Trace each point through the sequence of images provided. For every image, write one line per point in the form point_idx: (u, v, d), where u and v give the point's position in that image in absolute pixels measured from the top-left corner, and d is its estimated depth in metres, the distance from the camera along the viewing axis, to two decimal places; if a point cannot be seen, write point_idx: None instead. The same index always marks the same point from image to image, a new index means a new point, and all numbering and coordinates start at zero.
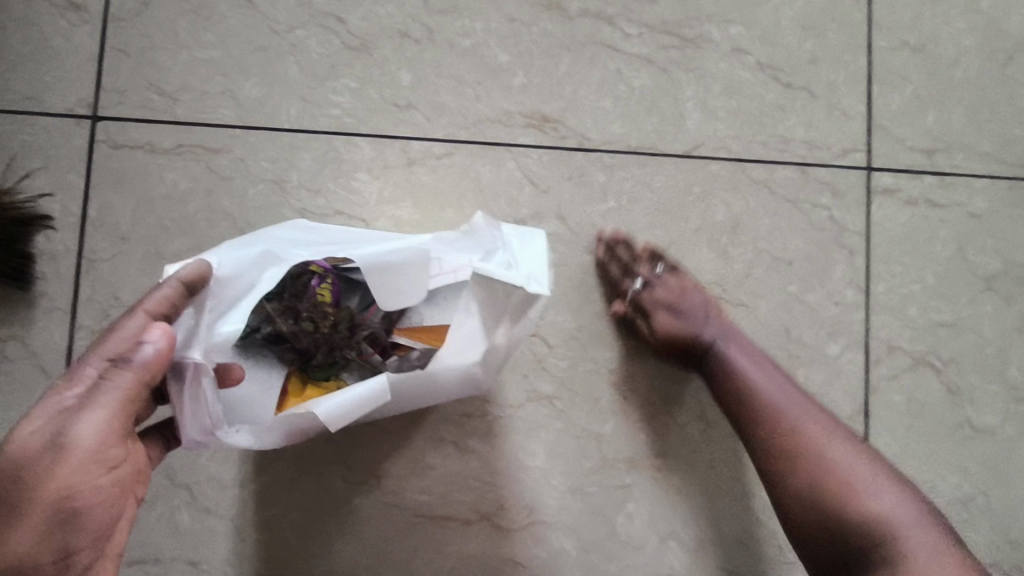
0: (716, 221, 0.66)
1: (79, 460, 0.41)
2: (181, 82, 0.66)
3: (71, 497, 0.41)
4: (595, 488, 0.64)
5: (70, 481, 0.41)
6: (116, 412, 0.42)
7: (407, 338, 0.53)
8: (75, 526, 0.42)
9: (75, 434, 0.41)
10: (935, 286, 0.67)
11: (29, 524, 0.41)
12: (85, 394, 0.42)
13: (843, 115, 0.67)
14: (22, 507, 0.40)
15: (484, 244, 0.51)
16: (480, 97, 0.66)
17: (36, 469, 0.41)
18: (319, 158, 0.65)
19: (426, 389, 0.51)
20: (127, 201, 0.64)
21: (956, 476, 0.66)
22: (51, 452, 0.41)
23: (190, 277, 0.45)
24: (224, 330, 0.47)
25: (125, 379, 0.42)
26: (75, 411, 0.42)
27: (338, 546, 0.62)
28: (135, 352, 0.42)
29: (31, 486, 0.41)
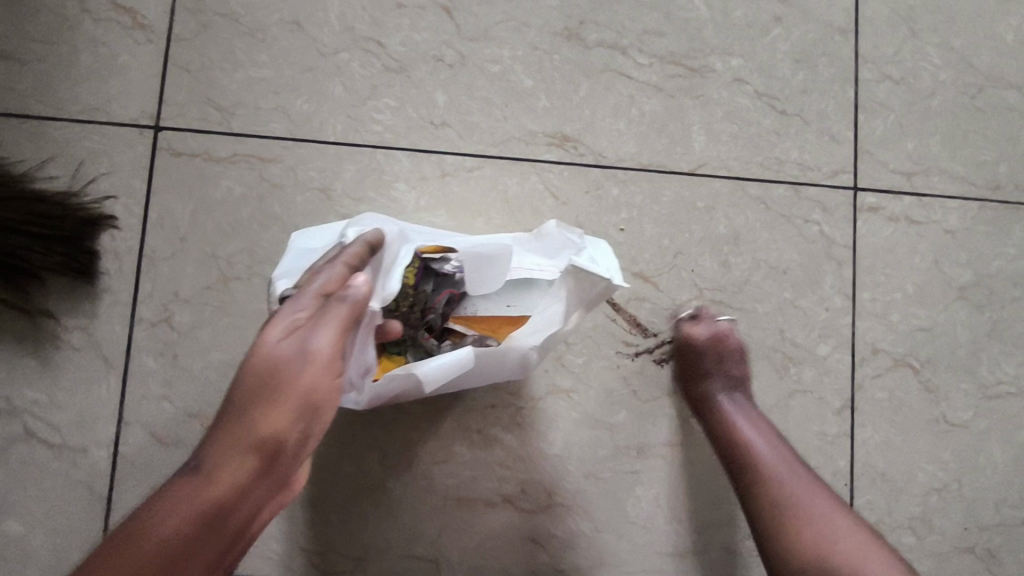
0: (719, 232, 0.73)
1: (319, 368, 0.45)
2: (236, 98, 0.72)
3: (314, 397, 0.45)
4: (608, 473, 0.70)
5: (312, 383, 0.44)
6: (344, 332, 0.45)
7: (462, 327, 0.60)
8: (313, 420, 0.46)
9: (312, 345, 0.44)
10: (914, 295, 0.75)
11: (280, 414, 0.44)
12: (315, 314, 0.46)
13: (832, 140, 0.75)
14: (276, 398, 0.44)
15: (558, 247, 0.57)
16: (507, 117, 0.73)
17: (287, 369, 0.44)
18: (362, 169, 0.72)
19: (489, 366, 0.58)
20: (186, 205, 0.71)
21: (933, 466, 0.73)
22: (296, 358, 0.44)
23: (372, 238, 0.51)
24: (390, 288, 0.52)
25: (344, 308, 0.45)
26: (310, 326, 0.45)
27: (375, 524, 0.68)
28: (349, 289, 0.46)
29: (285, 382, 0.44)
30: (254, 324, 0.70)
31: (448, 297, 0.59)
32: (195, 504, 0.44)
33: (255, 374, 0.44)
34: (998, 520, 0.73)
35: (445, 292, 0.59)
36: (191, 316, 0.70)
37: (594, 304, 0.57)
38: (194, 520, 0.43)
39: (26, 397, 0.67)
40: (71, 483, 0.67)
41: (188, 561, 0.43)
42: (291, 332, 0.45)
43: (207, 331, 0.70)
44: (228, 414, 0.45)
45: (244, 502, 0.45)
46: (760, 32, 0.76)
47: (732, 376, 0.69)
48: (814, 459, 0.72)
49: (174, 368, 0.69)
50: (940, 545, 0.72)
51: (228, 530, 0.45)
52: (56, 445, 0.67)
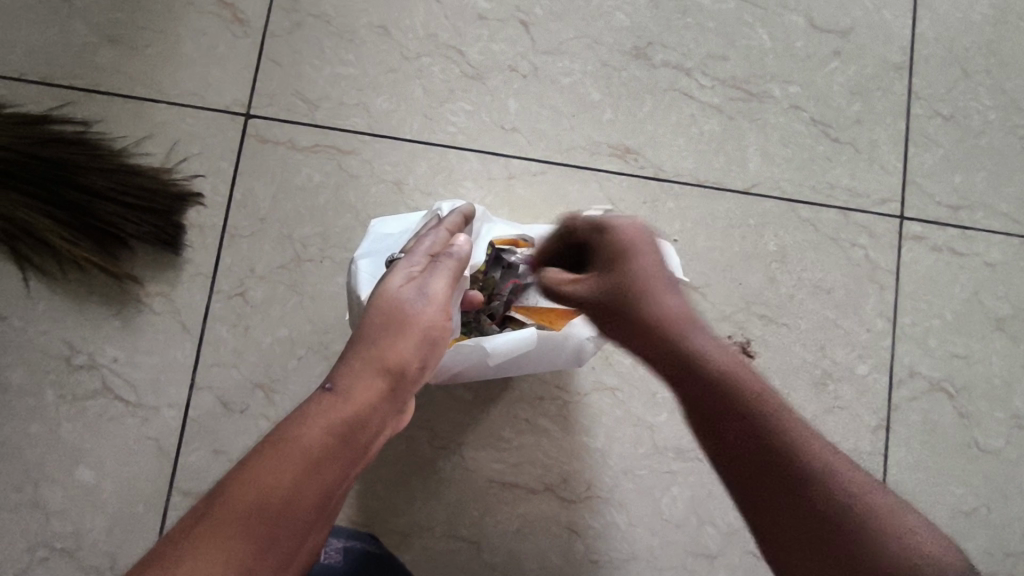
0: (768, 249, 0.77)
1: (439, 305, 0.50)
2: (322, 92, 0.77)
3: (433, 330, 0.49)
4: (646, 470, 0.73)
5: (434, 317, 0.49)
6: (455, 279, 0.51)
7: (522, 316, 0.63)
8: (431, 352, 0.50)
9: (431, 287, 0.50)
10: (953, 322, 0.77)
11: (406, 341, 0.48)
12: (428, 266, 0.51)
13: (881, 169, 0.79)
14: (402, 329, 0.48)
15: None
16: (573, 127, 0.78)
17: (412, 304, 0.49)
18: (434, 166, 0.77)
19: (544, 354, 0.62)
20: (268, 188, 0.76)
21: (963, 490, 0.75)
22: (419, 295, 0.49)
23: (467, 211, 0.58)
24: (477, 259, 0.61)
25: (453, 261, 0.52)
26: (426, 274, 0.51)
27: (420, 501, 0.72)
28: (454, 247, 0.53)
29: (411, 313, 0.49)
30: (322, 303, 0.74)
31: (512, 286, 0.63)
32: (327, 423, 0.45)
33: (383, 308, 0.49)
34: None
35: (511, 282, 0.63)
36: (264, 292, 0.74)
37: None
38: (329, 436, 0.44)
39: (107, 356, 0.72)
40: (142, 439, 0.71)
41: (325, 476, 0.44)
42: (410, 278, 0.51)
43: (278, 306, 0.74)
44: (354, 345, 0.48)
45: (369, 425, 0.47)
46: (819, 63, 0.80)
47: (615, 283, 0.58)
48: None
49: (245, 338, 0.73)
50: None
51: (355, 450, 0.46)
52: (131, 402, 0.72)
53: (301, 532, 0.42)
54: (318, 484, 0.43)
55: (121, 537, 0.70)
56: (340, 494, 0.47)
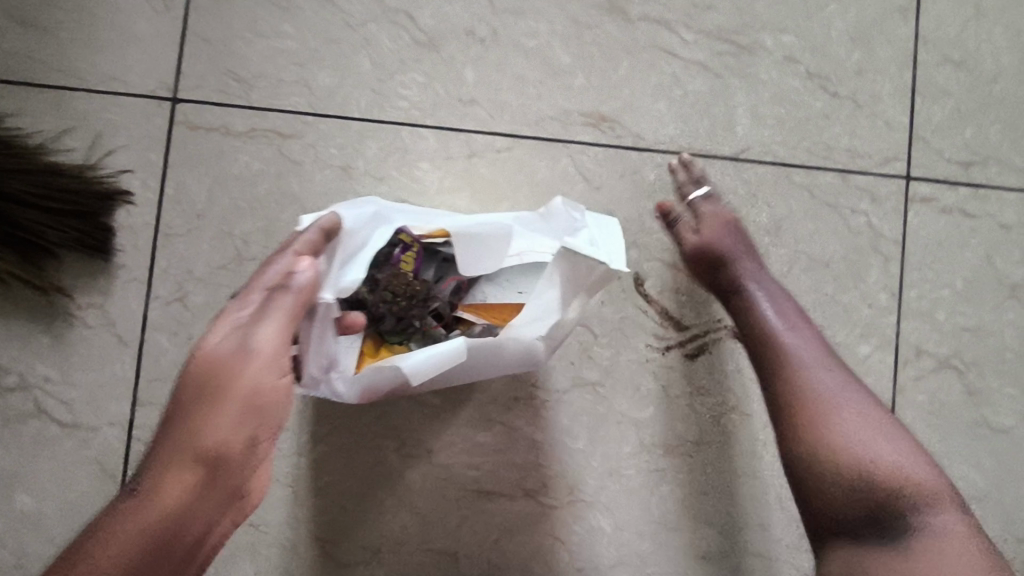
0: (760, 222, 0.69)
1: (262, 361, 0.45)
2: (258, 69, 0.69)
3: (257, 393, 0.45)
4: (633, 470, 0.68)
5: (257, 378, 0.45)
6: (289, 321, 0.46)
7: (470, 315, 0.57)
8: (257, 423, 0.46)
9: (254, 339, 0.46)
10: (964, 293, 0.70)
11: (223, 416, 0.45)
12: (256, 311, 0.46)
13: (885, 125, 0.70)
14: (219, 400, 0.45)
15: (561, 226, 0.55)
16: (540, 95, 0.70)
17: (227, 369, 0.45)
18: (386, 147, 0.69)
19: (485, 361, 0.54)
20: (203, 181, 0.68)
21: (974, 474, 0.69)
22: (238, 353, 0.45)
23: (327, 224, 0.50)
24: (348, 279, 0.51)
25: (289, 296, 0.46)
26: (250, 323, 0.46)
27: (388, 513, 0.66)
28: (294, 277, 0.47)
29: (226, 382, 0.45)
30: None
31: (454, 285, 0.57)
32: (143, 523, 0.43)
33: (195, 379, 0.45)
34: None
35: (450, 279, 0.57)
36: (206, 296, 0.67)
37: (595, 290, 0.54)
38: (144, 538, 0.43)
39: (40, 374, 0.66)
40: (83, 462, 0.66)
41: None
42: (232, 332, 0.46)
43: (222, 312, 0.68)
44: (167, 429, 0.45)
45: (193, 519, 0.44)
46: (815, 8, 0.71)
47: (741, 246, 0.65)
48: None
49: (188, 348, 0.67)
50: None
51: (180, 547, 0.44)
52: (69, 423, 0.66)
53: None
54: None
55: None
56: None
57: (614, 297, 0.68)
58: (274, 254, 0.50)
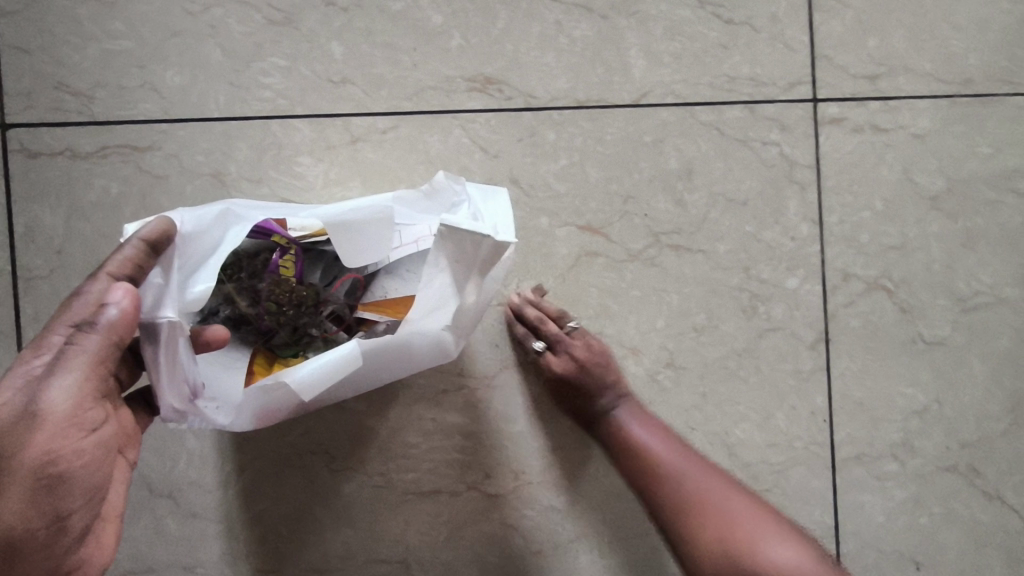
0: (669, 168, 0.66)
1: (51, 429, 0.42)
2: (94, 78, 0.61)
3: (53, 461, 0.42)
4: (576, 444, 0.66)
5: (49, 446, 0.42)
6: (83, 374, 0.42)
7: (372, 313, 0.53)
8: (57, 495, 0.43)
9: (43, 400, 0.41)
10: (884, 211, 0.69)
11: (13, 496, 0.41)
12: (47, 363, 0.42)
13: (785, 47, 0.67)
14: (5, 479, 0.41)
15: (446, 207, 0.52)
16: (417, 64, 0.64)
17: (8, 442, 0.41)
18: (257, 146, 0.62)
19: (390, 362, 0.50)
20: (57, 213, 0.61)
21: (911, 389, 0.69)
22: (26, 418, 0.41)
23: (149, 236, 0.43)
24: (197, 289, 0.45)
25: (98, 337, 0.42)
26: (42, 377, 0.42)
27: (331, 532, 0.63)
28: (100, 315, 0.41)
29: (10, 456, 0.41)
30: None
31: (349, 283, 0.53)
32: None
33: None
34: (981, 435, 0.70)
35: (343, 279, 0.52)
36: None
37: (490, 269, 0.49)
38: None
39: None
40: None
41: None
42: (19, 393, 0.41)
43: None
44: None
45: None
46: None
47: (609, 376, 0.64)
48: (790, 399, 0.68)
49: None
50: (921, 467, 0.69)
51: None
52: None
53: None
54: None
55: None
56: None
57: (529, 270, 0.65)
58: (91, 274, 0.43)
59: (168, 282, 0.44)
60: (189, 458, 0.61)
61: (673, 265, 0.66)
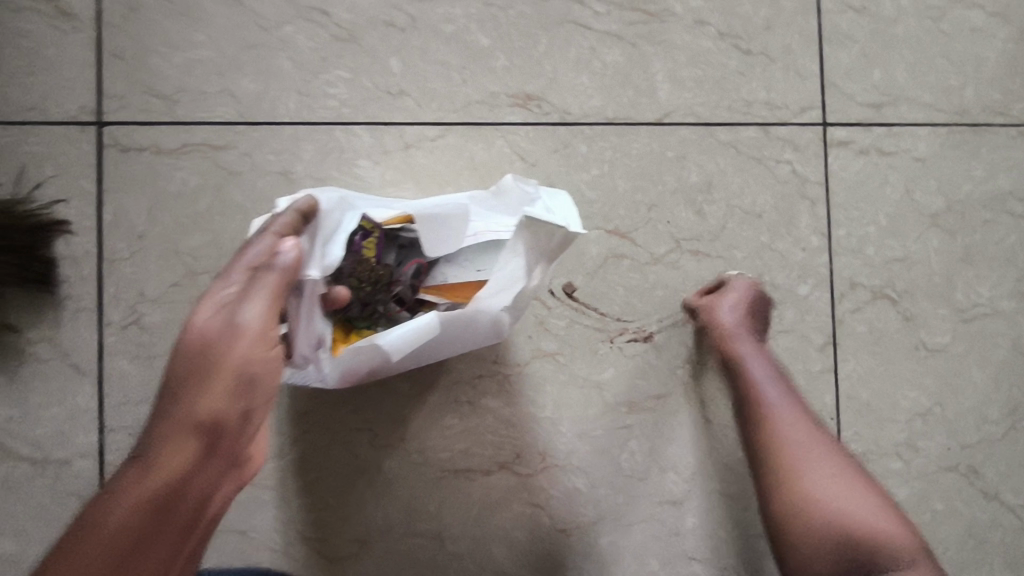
0: (691, 181, 0.73)
1: (248, 342, 0.48)
2: (179, 84, 0.69)
3: (247, 370, 0.49)
4: (600, 430, 0.71)
5: (245, 356, 0.48)
6: (274, 300, 0.48)
7: (432, 296, 0.58)
8: (249, 395, 0.50)
9: (243, 317, 0.48)
10: (888, 226, 0.75)
11: (217, 392, 0.49)
12: (244, 287, 0.49)
13: (796, 76, 0.74)
14: (211, 378, 0.49)
15: (516, 203, 0.58)
16: (466, 81, 0.71)
17: (217, 348, 0.48)
18: (321, 149, 0.70)
19: (457, 334, 0.56)
20: (141, 202, 0.68)
21: (916, 392, 0.74)
22: (229, 332, 0.48)
23: (304, 208, 0.52)
24: (332, 255, 0.53)
25: (275, 275, 0.48)
26: (240, 298, 0.48)
27: (371, 504, 0.68)
28: (275, 259, 0.48)
29: (216, 360, 0.48)
30: None
31: (415, 267, 0.57)
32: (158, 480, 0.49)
33: (188, 354, 0.49)
34: (981, 437, 0.74)
35: (411, 262, 0.57)
36: (162, 316, 0.67)
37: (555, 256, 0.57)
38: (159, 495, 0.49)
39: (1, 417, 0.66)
40: (60, 496, 0.66)
41: (148, 543, 0.49)
42: (223, 310, 0.48)
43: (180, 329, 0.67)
44: (167, 400, 0.50)
45: (196, 477, 0.50)
46: None
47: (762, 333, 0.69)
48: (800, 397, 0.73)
49: (150, 369, 0.67)
50: (924, 467, 0.74)
51: (189, 499, 0.50)
52: (39, 459, 0.66)
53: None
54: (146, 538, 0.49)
55: None
56: (183, 553, 0.51)
57: (563, 268, 0.71)
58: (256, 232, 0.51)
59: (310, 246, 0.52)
60: None
61: (692, 268, 0.72)
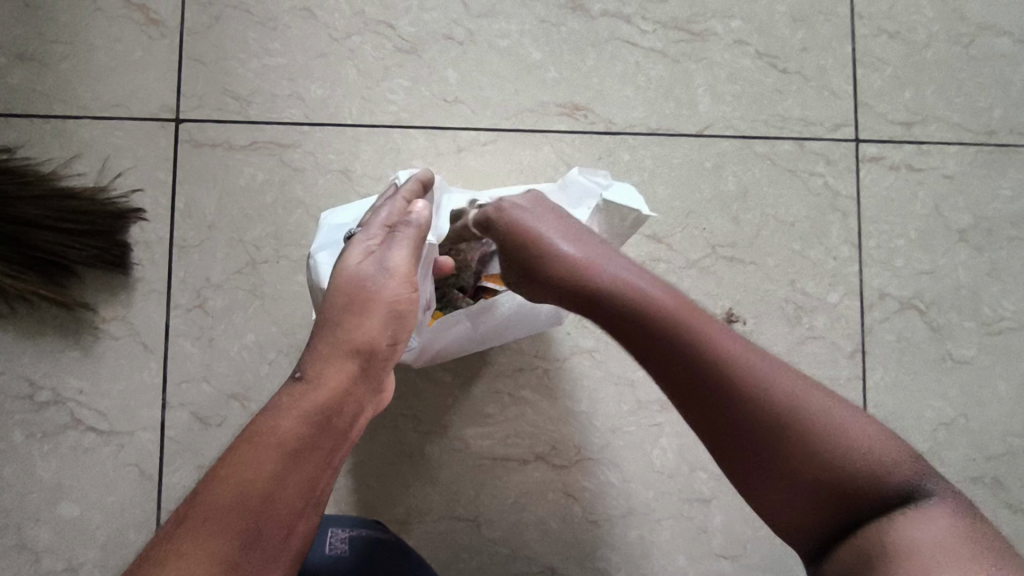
0: (726, 190, 0.76)
1: (402, 278, 0.50)
2: (252, 86, 0.74)
3: (399, 303, 0.49)
4: (633, 426, 0.73)
5: (400, 291, 0.49)
6: (416, 248, 0.51)
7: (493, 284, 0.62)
8: (399, 328, 0.50)
9: (391, 261, 0.50)
10: (917, 239, 0.77)
11: (371, 322, 0.49)
12: (386, 237, 0.51)
13: (831, 94, 0.78)
14: (367, 309, 0.49)
15: (580, 193, 0.62)
16: (517, 90, 0.76)
17: (373, 281, 0.49)
18: (379, 149, 0.74)
19: (521, 319, 0.62)
20: (211, 194, 0.73)
21: (941, 402, 0.76)
22: (382, 271, 0.50)
23: (425, 177, 0.56)
24: (440, 227, 0.59)
25: (412, 230, 0.51)
26: (385, 248, 0.51)
27: (413, 487, 0.71)
28: (411, 217, 0.52)
29: (372, 292, 0.49)
30: (286, 304, 0.72)
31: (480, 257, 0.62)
32: (307, 407, 0.47)
33: (345, 285, 0.49)
34: (1004, 449, 0.76)
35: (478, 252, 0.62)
36: (224, 300, 0.72)
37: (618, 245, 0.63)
38: (306, 422, 0.46)
39: (72, 390, 0.70)
40: (122, 466, 0.70)
41: (302, 463, 0.46)
42: (373, 253, 0.50)
43: (241, 313, 0.72)
44: (318, 329, 0.49)
45: (344, 406, 0.48)
46: None
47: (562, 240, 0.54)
48: None
49: (211, 350, 0.71)
50: (949, 476, 0.75)
51: (333, 431, 0.48)
52: (105, 431, 0.70)
53: (284, 523, 0.45)
54: (297, 463, 0.46)
55: (115, 565, 0.69)
56: (322, 482, 0.48)
57: None
58: (382, 199, 0.55)
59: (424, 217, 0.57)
60: None
61: (726, 273, 0.75)
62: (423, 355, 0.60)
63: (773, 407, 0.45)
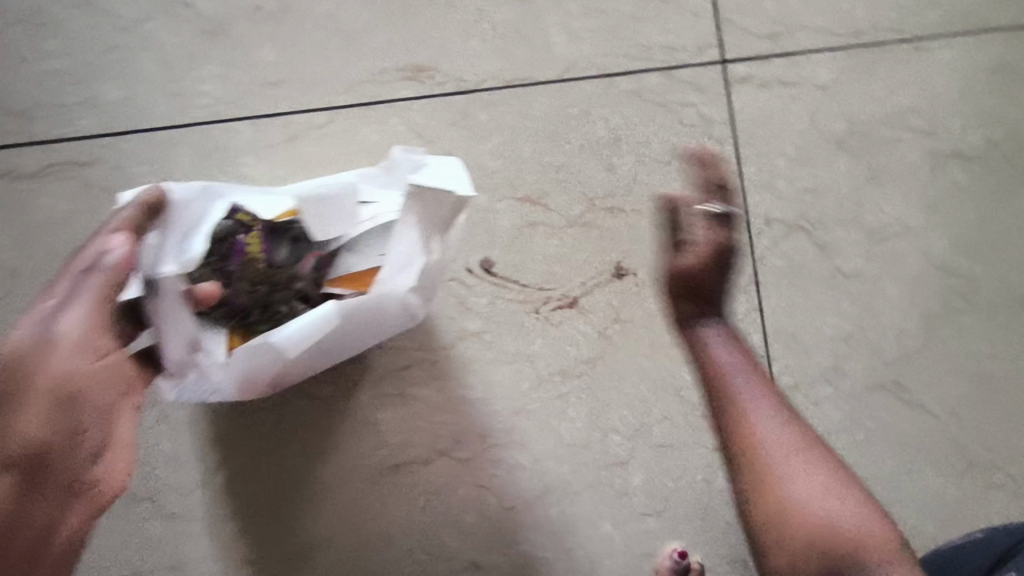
0: (597, 136, 0.71)
1: (68, 351, 0.45)
2: (34, 99, 0.64)
3: (63, 386, 0.45)
4: (536, 405, 0.69)
5: (63, 369, 0.44)
6: (101, 297, 0.45)
7: (339, 288, 0.56)
8: (75, 413, 0.46)
9: (59, 325, 0.44)
10: (796, 156, 0.74)
11: (26, 419, 0.44)
12: (69, 287, 0.45)
13: (691, 15, 0.72)
14: (20, 399, 0.44)
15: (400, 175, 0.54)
16: (350, 60, 0.67)
17: (27, 357, 0.44)
18: (200, 151, 0.65)
19: (363, 323, 0.54)
20: (8, 235, 0.62)
21: (839, 319, 0.75)
22: (40, 342, 0.44)
23: (146, 198, 0.47)
24: (191, 252, 0.49)
25: (97, 277, 0.44)
26: (58, 306, 0.45)
27: (310, 512, 0.66)
28: (99, 257, 0.45)
29: (26, 380, 0.44)
30: None
31: (315, 261, 0.54)
32: None
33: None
34: (902, 354, 0.75)
35: (310, 256, 0.54)
36: None
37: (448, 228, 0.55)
38: None
39: None
40: None
41: None
42: (36, 324, 0.45)
43: None
44: None
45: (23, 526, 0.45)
46: None
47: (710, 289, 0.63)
48: None
49: None
50: (855, 389, 0.74)
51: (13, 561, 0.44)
52: None
53: None
54: None
55: None
56: None
57: (477, 245, 0.69)
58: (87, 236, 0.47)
59: (167, 242, 0.49)
60: (162, 459, 0.64)
61: (609, 225, 0.70)
62: (243, 382, 0.53)
63: (831, 533, 0.48)
